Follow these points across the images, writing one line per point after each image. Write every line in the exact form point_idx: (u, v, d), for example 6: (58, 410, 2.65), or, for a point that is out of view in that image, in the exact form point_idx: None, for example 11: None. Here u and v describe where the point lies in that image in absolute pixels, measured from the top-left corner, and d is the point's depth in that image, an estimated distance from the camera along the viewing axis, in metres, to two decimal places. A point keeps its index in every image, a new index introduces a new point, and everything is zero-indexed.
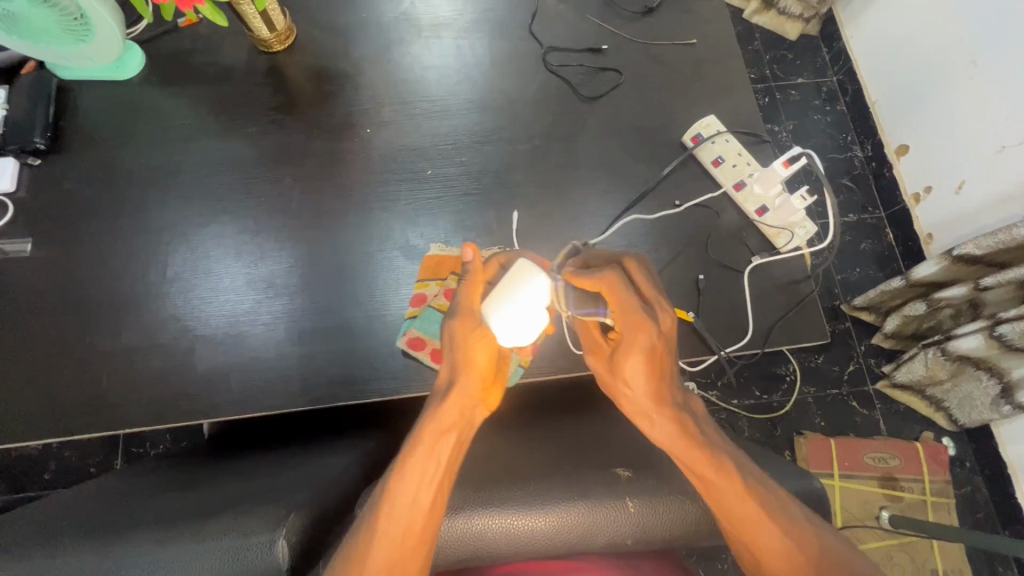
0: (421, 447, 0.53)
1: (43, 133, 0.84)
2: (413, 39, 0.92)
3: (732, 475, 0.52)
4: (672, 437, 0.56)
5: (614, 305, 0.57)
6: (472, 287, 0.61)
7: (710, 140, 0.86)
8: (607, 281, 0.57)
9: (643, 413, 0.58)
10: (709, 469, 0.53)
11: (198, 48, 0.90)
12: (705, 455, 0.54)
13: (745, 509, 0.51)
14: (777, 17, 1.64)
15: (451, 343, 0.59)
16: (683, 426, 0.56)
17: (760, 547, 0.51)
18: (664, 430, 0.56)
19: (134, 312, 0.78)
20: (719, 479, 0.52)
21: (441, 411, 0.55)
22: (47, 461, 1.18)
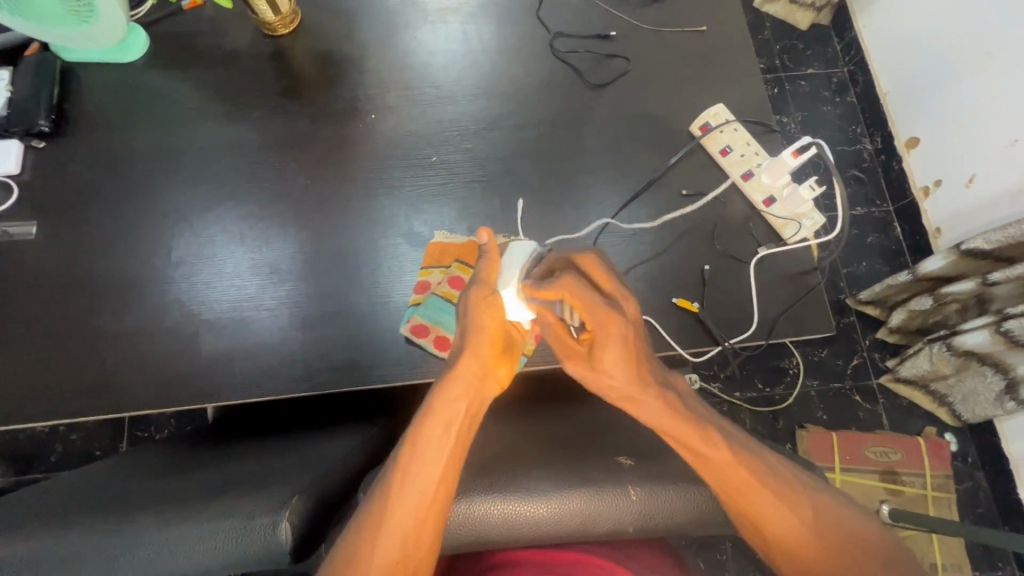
0: (430, 423, 0.53)
1: (47, 115, 0.83)
2: (419, 24, 0.90)
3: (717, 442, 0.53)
4: (665, 413, 0.55)
5: (581, 305, 0.56)
6: (488, 263, 0.62)
7: (718, 129, 0.85)
8: (567, 285, 0.56)
9: (630, 398, 0.56)
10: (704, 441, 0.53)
11: (202, 31, 0.89)
12: (694, 425, 0.54)
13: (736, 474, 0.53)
14: (788, 6, 1.62)
15: (466, 317, 0.60)
16: (671, 405, 0.55)
17: (765, 518, 0.52)
18: (654, 412, 0.55)
19: (139, 296, 0.78)
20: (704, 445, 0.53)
21: (450, 387, 0.55)
22: (53, 444, 1.20)
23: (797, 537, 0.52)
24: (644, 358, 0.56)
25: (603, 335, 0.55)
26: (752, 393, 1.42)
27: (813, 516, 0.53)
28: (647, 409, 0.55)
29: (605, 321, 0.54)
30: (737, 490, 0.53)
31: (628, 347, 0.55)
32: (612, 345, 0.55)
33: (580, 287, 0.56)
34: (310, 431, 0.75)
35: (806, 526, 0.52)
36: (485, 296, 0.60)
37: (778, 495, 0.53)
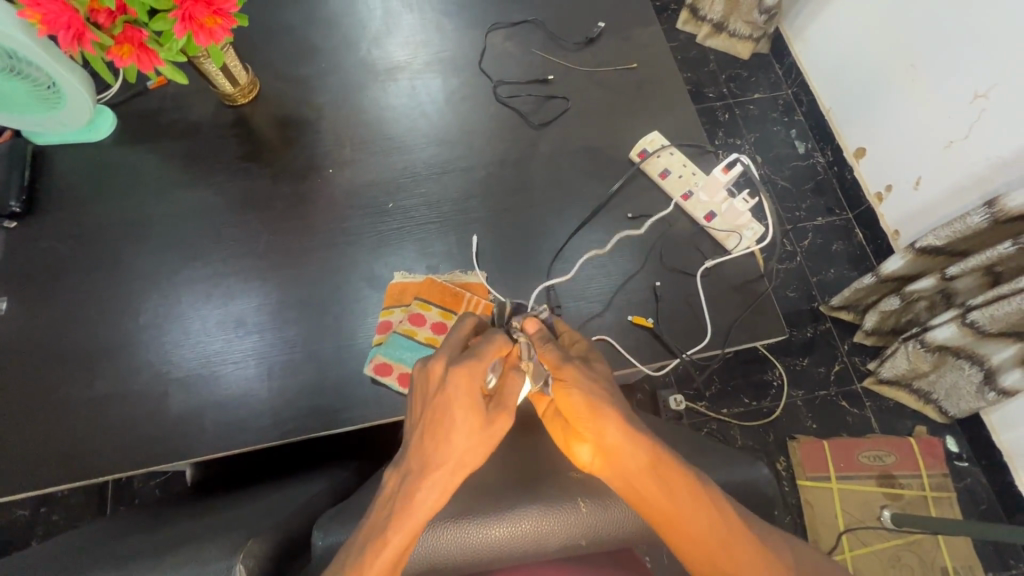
0: (397, 537, 0.49)
1: (19, 196, 0.87)
2: (371, 83, 0.97)
3: (694, 509, 0.50)
4: (648, 460, 0.52)
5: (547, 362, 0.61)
6: (491, 354, 0.58)
7: (655, 154, 0.91)
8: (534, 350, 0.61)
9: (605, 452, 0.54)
10: (665, 496, 0.51)
11: (167, 107, 0.95)
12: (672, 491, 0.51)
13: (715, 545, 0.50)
14: (728, 39, 1.73)
15: (455, 437, 0.54)
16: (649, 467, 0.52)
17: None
18: (637, 459, 0.52)
19: (107, 361, 0.80)
20: (668, 516, 0.50)
21: (411, 507, 0.50)
22: (33, 529, 1.17)
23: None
24: (611, 407, 0.55)
25: (566, 384, 0.57)
26: (739, 408, 1.41)
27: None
28: (628, 464, 0.52)
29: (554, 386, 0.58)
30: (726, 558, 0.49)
31: (589, 395, 0.56)
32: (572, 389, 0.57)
33: (553, 354, 0.61)
34: (281, 486, 0.75)
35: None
36: (483, 418, 0.55)
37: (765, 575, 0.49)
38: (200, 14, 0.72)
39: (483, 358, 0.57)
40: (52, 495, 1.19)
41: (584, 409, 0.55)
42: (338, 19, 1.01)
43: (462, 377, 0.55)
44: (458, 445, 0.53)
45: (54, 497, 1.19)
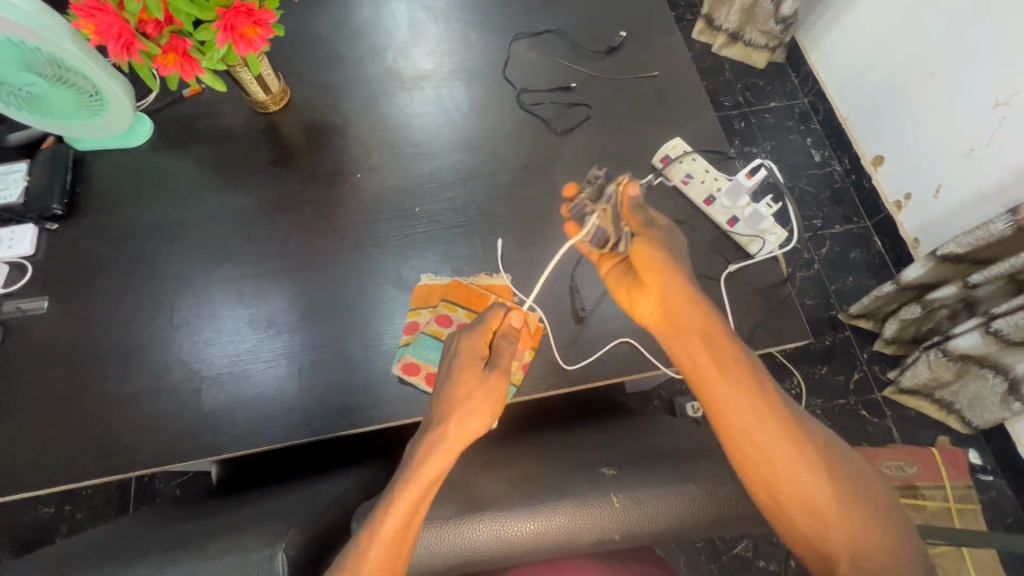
0: (406, 492, 0.56)
1: (60, 200, 0.91)
2: (397, 91, 0.99)
3: (737, 376, 0.58)
4: (703, 322, 0.62)
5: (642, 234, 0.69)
6: (490, 322, 0.69)
7: (677, 160, 0.92)
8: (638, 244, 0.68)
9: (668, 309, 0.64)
10: (713, 358, 0.60)
11: (201, 114, 0.98)
12: (721, 365, 0.59)
13: (755, 425, 0.56)
14: (744, 49, 1.74)
15: (459, 399, 0.64)
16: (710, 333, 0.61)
17: (776, 465, 0.55)
18: (694, 319, 0.62)
19: (141, 359, 0.82)
20: (716, 391, 0.58)
21: (427, 462, 0.58)
22: (57, 526, 1.19)
23: (797, 504, 0.54)
24: (682, 273, 0.66)
25: (644, 244, 0.68)
26: None
27: (829, 475, 0.54)
28: (687, 323, 0.62)
29: (634, 243, 0.69)
30: (762, 433, 0.56)
31: (665, 255, 0.67)
32: (655, 261, 0.66)
33: (639, 218, 0.70)
34: (309, 483, 0.76)
35: (810, 504, 0.54)
36: (478, 375, 0.66)
37: (791, 454, 0.55)
38: (241, 25, 0.75)
39: (479, 331, 0.68)
40: (78, 492, 1.21)
41: (658, 262, 0.66)
42: (366, 29, 1.04)
43: (461, 345, 0.67)
44: (460, 402, 0.64)
45: (79, 495, 1.21)
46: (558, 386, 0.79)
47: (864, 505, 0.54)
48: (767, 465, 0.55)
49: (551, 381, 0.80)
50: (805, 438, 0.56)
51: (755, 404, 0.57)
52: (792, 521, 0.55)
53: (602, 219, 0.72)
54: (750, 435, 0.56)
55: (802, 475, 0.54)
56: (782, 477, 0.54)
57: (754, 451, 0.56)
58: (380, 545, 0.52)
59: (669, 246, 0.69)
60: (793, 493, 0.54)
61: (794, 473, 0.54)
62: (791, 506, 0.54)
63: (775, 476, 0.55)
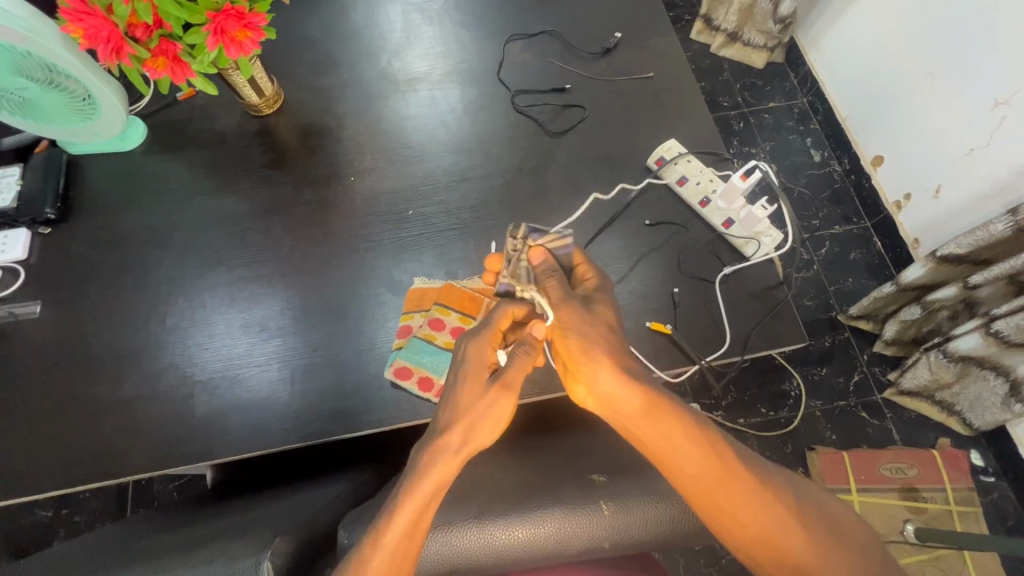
0: (410, 502, 0.52)
1: (54, 204, 0.90)
2: (392, 93, 0.99)
3: (679, 437, 0.53)
4: (642, 402, 0.54)
5: (568, 320, 0.60)
6: (499, 322, 0.64)
7: (673, 161, 0.92)
8: (555, 323, 0.61)
9: (606, 401, 0.57)
10: (658, 436, 0.54)
11: (194, 117, 0.98)
12: (673, 439, 0.54)
13: (710, 490, 0.53)
14: (742, 49, 1.73)
15: (470, 400, 0.57)
16: (649, 404, 0.55)
17: (745, 520, 0.52)
18: (632, 403, 0.55)
19: (134, 364, 0.82)
20: (667, 453, 0.54)
21: (432, 467, 0.53)
22: (55, 530, 1.19)
23: (771, 554, 0.53)
24: (608, 349, 0.58)
25: (564, 328, 0.60)
26: (757, 418, 1.40)
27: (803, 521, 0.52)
28: (625, 410, 0.55)
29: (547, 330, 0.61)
30: (733, 506, 0.52)
31: (583, 339, 0.59)
32: (586, 352, 0.58)
33: (557, 294, 0.63)
34: (301, 489, 0.75)
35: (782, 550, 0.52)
36: (482, 385, 0.58)
37: (761, 510, 0.52)
38: (231, 28, 0.75)
39: (492, 325, 0.63)
40: (76, 496, 1.21)
41: (576, 349, 0.58)
42: (360, 31, 1.03)
43: (474, 340, 0.62)
44: (465, 412, 0.57)
45: (76, 499, 1.21)
46: (552, 390, 0.79)
47: (836, 541, 0.52)
48: (738, 522, 0.52)
49: (544, 385, 0.79)
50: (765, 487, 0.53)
51: (705, 464, 0.53)
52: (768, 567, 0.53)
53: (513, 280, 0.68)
54: (715, 496, 0.52)
55: (769, 524, 0.52)
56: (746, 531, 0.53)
57: (725, 511, 0.53)
58: (381, 554, 0.50)
59: (592, 324, 0.61)
60: (764, 539, 0.52)
61: (767, 523, 0.52)
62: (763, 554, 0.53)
63: (741, 526, 0.53)
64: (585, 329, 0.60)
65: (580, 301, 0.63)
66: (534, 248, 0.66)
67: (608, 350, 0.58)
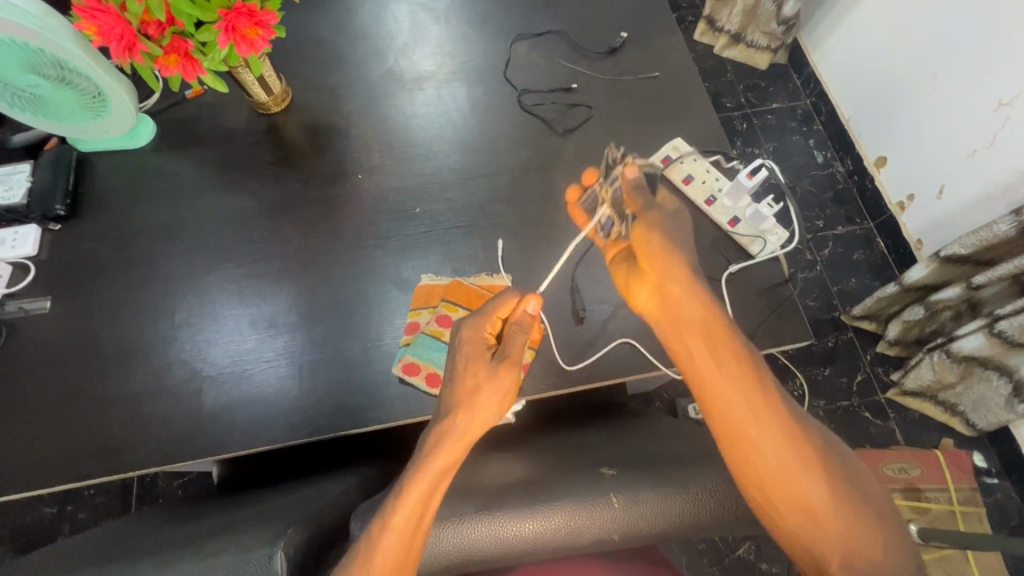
0: (415, 490, 0.54)
1: (63, 200, 0.91)
2: (399, 92, 1.00)
3: (729, 359, 0.57)
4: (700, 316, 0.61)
5: (655, 230, 0.68)
6: (496, 312, 0.65)
7: (679, 160, 0.93)
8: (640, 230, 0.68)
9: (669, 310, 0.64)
10: (705, 349, 0.59)
11: (203, 115, 0.99)
12: (720, 347, 0.59)
13: (742, 418, 0.56)
14: (746, 50, 1.74)
15: (467, 393, 0.61)
16: (707, 315, 0.61)
17: (767, 462, 0.54)
18: (695, 312, 0.61)
19: (143, 359, 0.83)
20: (705, 365, 0.59)
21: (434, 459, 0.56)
22: (60, 526, 1.19)
23: (790, 502, 0.53)
24: (682, 261, 0.65)
25: (645, 232, 0.67)
26: None
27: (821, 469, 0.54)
28: (684, 318, 0.62)
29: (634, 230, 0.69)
30: (755, 446, 0.55)
31: (665, 244, 0.66)
32: (662, 262, 0.65)
33: (642, 204, 0.71)
34: (309, 484, 0.76)
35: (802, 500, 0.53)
36: (486, 370, 0.62)
37: (784, 452, 0.54)
38: (242, 26, 0.76)
39: (487, 318, 0.65)
40: (80, 492, 1.22)
41: (656, 252, 0.66)
42: (367, 31, 1.04)
43: (467, 335, 0.64)
44: (467, 403, 0.61)
45: (81, 495, 1.22)
46: (558, 386, 0.79)
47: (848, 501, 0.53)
48: (761, 460, 0.54)
49: (551, 381, 0.80)
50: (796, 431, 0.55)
51: (744, 388, 0.57)
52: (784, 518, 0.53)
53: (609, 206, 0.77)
54: (743, 425, 0.56)
55: (791, 470, 0.53)
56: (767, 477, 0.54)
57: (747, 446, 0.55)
58: (393, 532, 0.52)
59: (672, 234, 0.68)
60: (784, 487, 0.53)
61: (788, 467, 0.54)
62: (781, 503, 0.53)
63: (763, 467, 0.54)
64: (664, 245, 0.66)
65: (663, 209, 0.71)
66: (630, 162, 0.74)
67: (686, 262, 0.65)
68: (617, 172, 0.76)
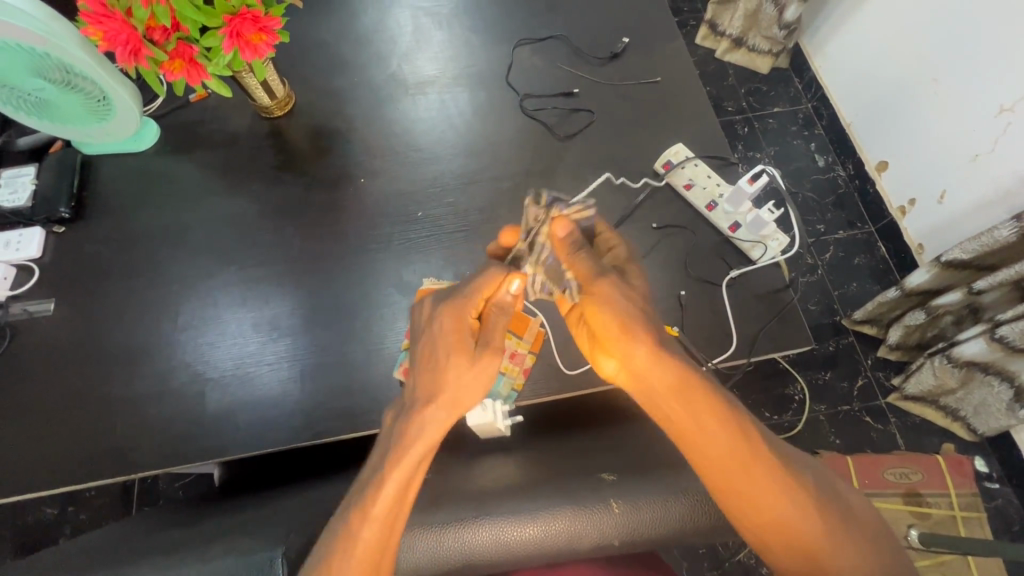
0: (394, 475, 0.53)
1: (68, 203, 0.92)
2: (401, 96, 1.00)
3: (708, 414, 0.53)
4: (674, 378, 0.55)
5: (603, 305, 0.60)
6: (485, 290, 0.62)
7: (680, 165, 0.93)
8: (591, 299, 0.61)
9: (634, 372, 0.57)
10: (684, 413, 0.54)
11: (206, 118, 0.99)
12: (697, 411, 0.54)
13: (730, 472, 0.53)
14: (747, 54, 1.74)
15: (444, 379, 0.58)
16: (679, 375, 0.55)
17: (762, 507, 0.52)
18: (663, 379, 0.55)
19: (146, 361, 0.83)
20: (687, 423, 0.54)
21: (412, 447, 0.54)
22: (62, 527, 1.20)
23: (789, 544, 0.52)
24: (637, 320, 0.58)
25: (596, 303, 0.60)
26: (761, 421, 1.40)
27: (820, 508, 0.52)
28: (655, 385, 0.55)
29: (585, 302, 0.61)
30: (749, 495, 0.52)
31: (622, 315, 0.58)
32: (620, 335, 0.57)
33: (586, 267, 0.63)
34: (311, 487, 0.76)
35: (800, 538, 0.51)
36: (469, 356, 0.59)
37: (780, 496, 0.52)
38: (247, 31, 0.76)
39: (473, 297, 0.62)
40: (82, 493, 1.22)
41: (613, 324, 0.58)
42: (370, 35, 1.05)
43: (451, 317, 0.61)
44: (448, 388, 0.58)
45: (82, 496, 1.22)
46: (560, 391, 0.80)
47: (849, 526, 0.52)
48: (757, 509, 0.52)
49: (552, 385, 0.80)
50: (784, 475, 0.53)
51: (730, 442, 0.53)
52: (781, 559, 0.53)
53: (546, 274, 0.69)
54: (731, 477, 0.53)
55: (789, 511, 0.52)
56: (760, 521, 0.53)
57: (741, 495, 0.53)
58: (374, 523, 0.51)
59: (626, 294, 0.61)
60: (782, 529, 0.52)
61: (786, 511, 0.52)
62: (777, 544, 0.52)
63: (758, 512, 0.52)
64: (620, 305, 0.59)
65: (613, 273, 0.63)
66: (557, 219, 0.65)
67: (642, 324, 0.57)
68: (545, 235, 0.68)
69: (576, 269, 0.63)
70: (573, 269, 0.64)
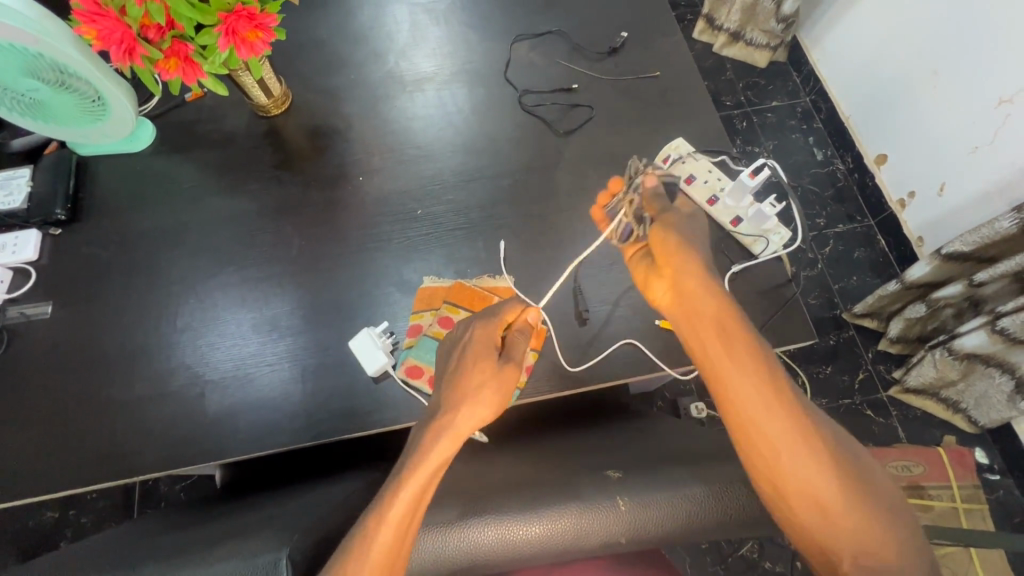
0: (408, 486, 0.53)
1: (63, 205, 0.91)
2: (399, 94, 0.99)
3: (742, 351, 0.57)
4: (715, 305, 0.61)
5: (660, 238, 0.70)
6: (505, 314, 0.70)
7: (680, 159, 0.94)
8: (651, 233, 0.71)
9: (684, 302, 0.64)
10: (718, 346, 0.59)
11: (202, 118, 0.98)
12: (728, 342, 0.59)
13: (753, 409, 0.55)
14: (745, 48, 1.74)
15: (468, 387, 0.63)
16: (719, 303, 0.62)
17: (780, 453, 0.53)
18: (708, 305, 0.62)
19: (144, 363, 0.82)
20: (718, 361, 0.58)
21: (431, 450, 0.57)
22: (63, 531, 1.19)
23: (800, 499, 0.52)
24: (697, 251, 0.68)
25: (659, 229, 0.70)
26: None
27: (836, 473, 0.52)
28: (699, 310, 0.62)
29: (653, 228, 0.71)
30: (762, 447, 0.53)
31: (680, 240, 0.69)
32: (676, 262, 0.66)
33: (659, 206, 0.76)
34: (313, 488, 0.76)
35: (814, 495, 0.51)
36: (495, 370, 0.65)
37: (797, 445, 0.53)
38: (242, 29, 0.76)
39: (495, 322, 0.69)
40: (83, 497, 1.21)
41: (670, 246, 0.68)
42: (366, 32, 1.04)
43: (476, 332, 0.68)
44: (466, 394, 0.62)
45: (83, 500, 1.22)
46: (562, 389, 0.80)
47: (869, 501, 0.51)
48: (778, 456, 0.53)
49: (554, 383, 0.80)
50: (806, 428, 0.54)
51: (764, 379, 0.56)
52: (796, 517, 0.52)
53: (630, 213, 0.78)
54: (754, 418, 0.54)
55: (801, 463, 0.52)
56: (776, 473, 0.53)
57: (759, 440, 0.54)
58: (388, 529, 0.51)
59: (688, 231, 0.71)
60: (795, 484, 0.52)
61: (798, 466, 0.52)
62: (792, 498, 0.52)
63: (771, 461, 0.53)
64: (677, 239, 0.69)
65: (681, 213, 0.75)
66: (649, 175, 0.80)
67: (698, 255, 0.67)
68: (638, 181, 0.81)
69: (654, 208, 0.75)
70: (653, 210, 0.76)
